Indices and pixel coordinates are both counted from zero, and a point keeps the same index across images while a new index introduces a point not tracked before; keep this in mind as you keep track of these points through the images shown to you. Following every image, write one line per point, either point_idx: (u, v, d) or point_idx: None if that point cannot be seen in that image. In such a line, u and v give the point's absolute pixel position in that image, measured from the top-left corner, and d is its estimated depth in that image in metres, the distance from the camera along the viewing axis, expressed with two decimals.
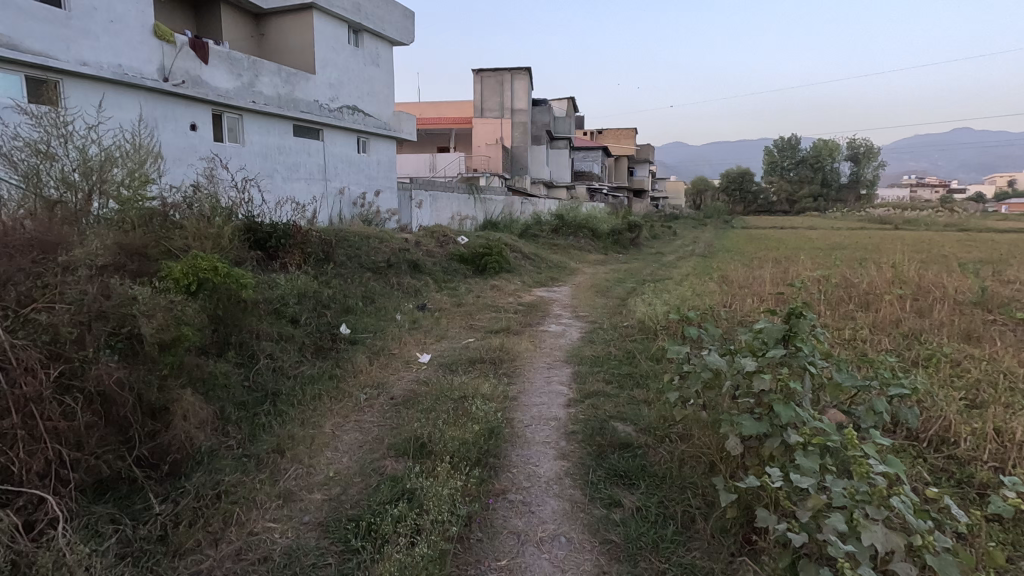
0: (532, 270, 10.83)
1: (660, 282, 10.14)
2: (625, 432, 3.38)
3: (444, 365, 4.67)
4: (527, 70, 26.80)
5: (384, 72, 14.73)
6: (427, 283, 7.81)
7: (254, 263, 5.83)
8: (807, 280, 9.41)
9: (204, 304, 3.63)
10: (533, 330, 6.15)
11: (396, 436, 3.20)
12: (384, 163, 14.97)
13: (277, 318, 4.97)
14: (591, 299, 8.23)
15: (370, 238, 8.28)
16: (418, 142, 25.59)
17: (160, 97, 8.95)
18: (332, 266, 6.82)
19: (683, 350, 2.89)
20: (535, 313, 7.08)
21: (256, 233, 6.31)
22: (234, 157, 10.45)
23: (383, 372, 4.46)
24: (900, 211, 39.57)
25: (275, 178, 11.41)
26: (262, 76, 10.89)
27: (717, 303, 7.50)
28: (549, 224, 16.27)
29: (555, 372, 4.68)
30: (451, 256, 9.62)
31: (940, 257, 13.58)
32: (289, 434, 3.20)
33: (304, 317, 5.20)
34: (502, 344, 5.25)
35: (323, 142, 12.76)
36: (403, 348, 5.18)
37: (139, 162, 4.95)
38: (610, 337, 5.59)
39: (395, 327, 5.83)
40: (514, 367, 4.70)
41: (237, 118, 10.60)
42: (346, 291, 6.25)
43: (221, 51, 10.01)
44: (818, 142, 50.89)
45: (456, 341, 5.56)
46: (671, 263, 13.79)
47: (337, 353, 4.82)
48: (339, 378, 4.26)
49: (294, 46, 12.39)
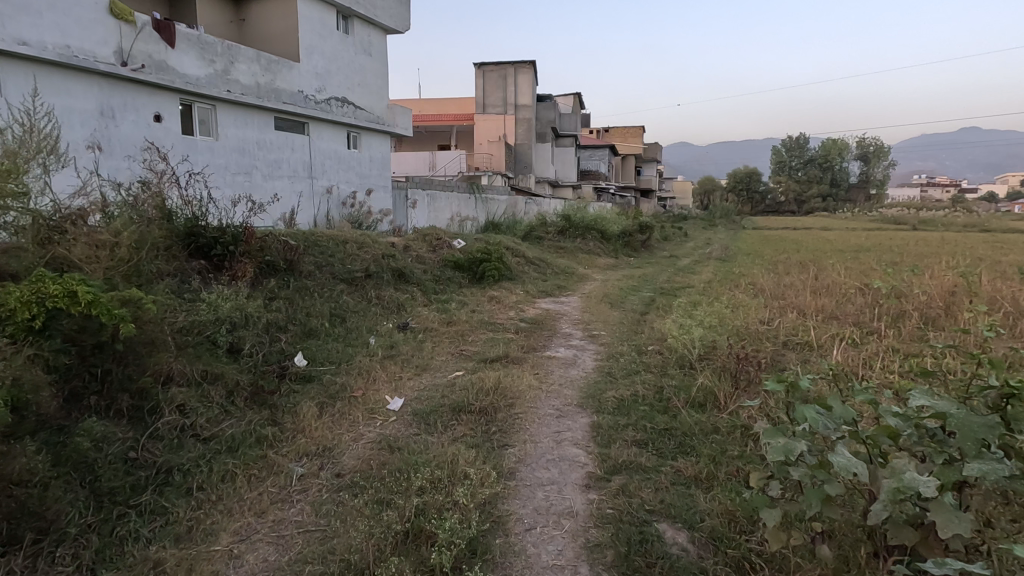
0: (536, 276, 9.68)
1: (682, 292, 8.97)
2: (678, 550, 2.23)
3: (420, 417, 3.50)
4: (531, 64, 25.62)
5: (378, 62, 13.58)
6: (413, 296, 6.66)
7: (192, 276, 4.71)
8: (848, 290, 8.26)
9: (37, 353, 2.64)
10: (538, 357, 5.00)
11: (327, 564, 2.10)
12: (377, 160, 13.83)
13: (210, 353, 3.80)
14: (605, 313, 7.05)
15: (347, 242, 7.12)
16: (417, 139, 24.46)
17: (117, 84, 7.89)
18: (296, 277, 5.69)
19: (799, 447, 1.66)
20: (540, 333, 5.91)
21: (197, 239, 5.10)
22: (206, 153, 9.33)
23: (335, 428, 3.31)
24: (915, 211, 38.14)
25: (253, 175, 10.28)
26: (238, 63, 9.74)
27: (754, 320, 6.34)
28: (555, 226, 15.12)
29: (567, 425, 3.50)
30: (445, 262, 8.45)
31: (982, 260, 12.38)
32: (154, 560, 2.14)
33: (248, 347, 4.08)
34: (498, 380, 4.09)
35: (309, 137, 11.62)
36: (371, 388, 4.01)
37: (30, 149, 3.80)
38: (635, 371, 4.43)
39: (365, 355, 4.70)
40: (513, 418, 3.54)
41: (209, 109, 9.49)
42: (309, 311, 5.14)
43: (190, 34, 8.87)
44: (829, 141, 49.58)
45: (440, 375, 4.41)
46: (687, 268, 12.60)
47: (281, 398, 3.68)
48: (271, 440, 3.10)
49: (276, 32, 11.29)
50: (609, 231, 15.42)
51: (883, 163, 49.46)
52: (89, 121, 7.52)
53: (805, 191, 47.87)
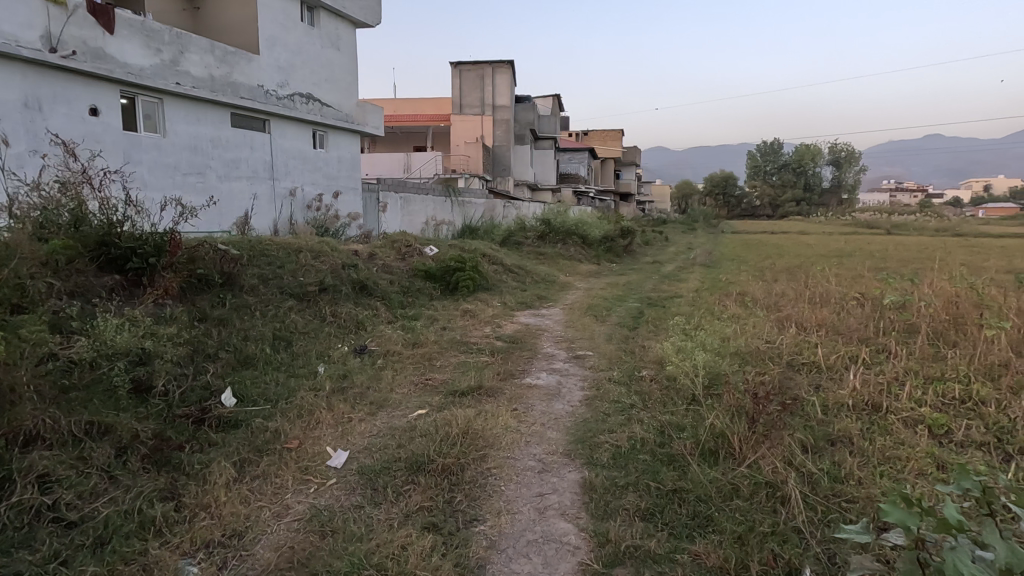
0: (515, 286, 8.98)
1: (670, 303, 8.37)
2: None
3: (367, 479, 2.78)
4: (508, 63, 24.99)
5: (346, 56, 12.74)
6: (375, 312, 5.90)
7: (99, 296, 3.91)
8: (846, 299, 7.74)
9: None
10: (516, 386, 4.31)
11: None
12: (346, 160, 12.97)
13: (107, 400, 2.98)
14: (589, 328, 6.38)
15: (301, 250, 6.32)
16: (392, 139, 23.62)
17: (46, 73, 6.97)
18: (236, 294, 4.90)
19: None
20: (519, 354, 5.21)
21: (110, 250, 4.27)
22: (153, 151, 8.42)
23: (255, 501, 2.58)
24: (886, 214, 38.56)
25: (207, 176, 9.37)
26: (188, 53, 8.85)
27: (754, 337, 5.73)
28: (534, 230, 14.48)
29: (552, 484, 2.82)
30: (415, 271, 7.69)
31: (967, 265, 12.09)
32: None
33: (160, 385, 3.28)
34: (467, 422, 3.37)
35: (270, 135, 10.73)
36: (310, 437, 3.25)
37: None
38: (631, 407, 3.76)
39: (310, 388, 3.93)
40: (485, 475, 2.85)
41: (155, 103, 8.57)
42: (247, 335, 4.37)
43: (133, 20, 7.98)
44: (802, 146, 50.02)
45: (398, 414, 3.67)
46: (672, 275, 12.03)
47: (191, 454, 2.90)
48: (160, 525, 2.35)
49: (233, 22, 10.42)
50: (590, 236, 14.80)
51: (856, 168, 50.10)
52: (10, 114, 6.58)
53: (781, 195, 48.19)
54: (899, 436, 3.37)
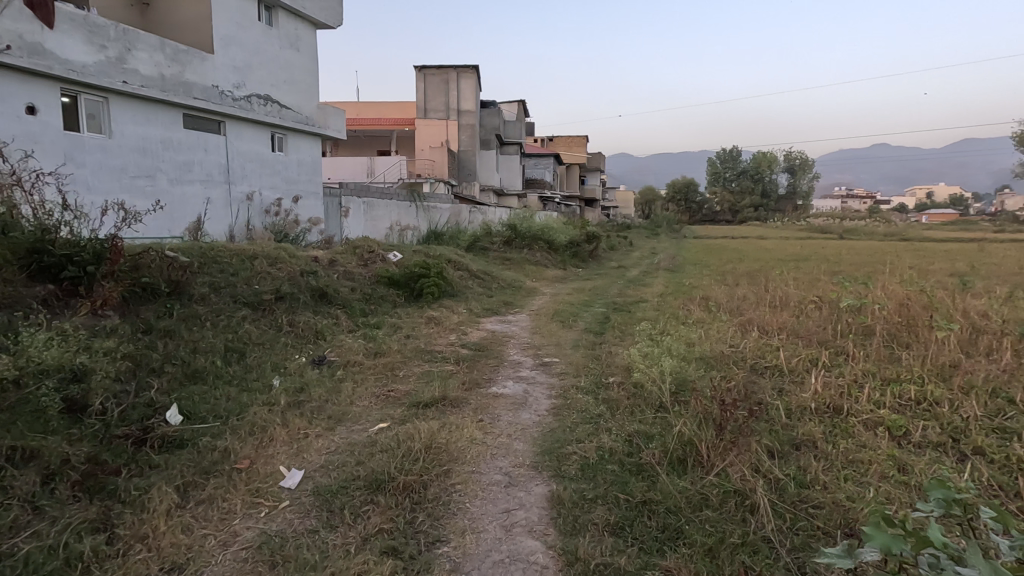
0: (481, 292, 8.87)
1: (636, 307, 8.40)
2: None
3: (323, 501, 2.62)
4: (473, 68, 24.93)
5: (307, 57, 12.41)
6: (336, 320, 5.69)
7: (28, 308, 3.61)
8: (805, 302, 7.93)
9: None
10: (482, 395, 4.20)
11: None
12: (307, 164, 12.62)
13: (34, 422, 2.73)
14: (556, 334, 6.32)
15: (257, 257, 6.06)
16: (356, 143, 23.20)
17: None
18: (185, 304, 4.63)
19: None
20: (485, 362, 5.10)
21: (43, 258, 3.96)
22: (97, 152, 7.97)
23: (198, 530, 2.38)
24: (839, 220, 40.13)
25: (157, 179, 8.93)
26: (136, 50, 8.43)
27: (719, 342, 5.78)
28: (500, 236, 14.41)
29: (519, 499, 2.72)
30: (378, 278, 7.49)
31: (915, 269, 12.61)
32: None
33: (97, 403, 3.03)
34: (431, 435, 3.23)
35: (225, 137, 10.33)
36: (262, 456, 3.06)
37: None
38: (600, 415, 3.70)
39: (264, 403, 3.72)
40: (450, 492, 2.72)
41: (100, 102, 8.13)
42: (196, 347, 4.12)
43: (75, 14, 7.55)
44: (760, 154, 51.66)
45: (358, 428, 3.50)
46: (637, 280, 12.13)
47: (129, 478, 2.67)
48: (90, 561, 2.14)
49: (186, 20, 10.01)
50: (556, 241, 14.82)
51: (809, 175, 52.01)
52: None
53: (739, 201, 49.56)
54: (860, 439, 3.41)
